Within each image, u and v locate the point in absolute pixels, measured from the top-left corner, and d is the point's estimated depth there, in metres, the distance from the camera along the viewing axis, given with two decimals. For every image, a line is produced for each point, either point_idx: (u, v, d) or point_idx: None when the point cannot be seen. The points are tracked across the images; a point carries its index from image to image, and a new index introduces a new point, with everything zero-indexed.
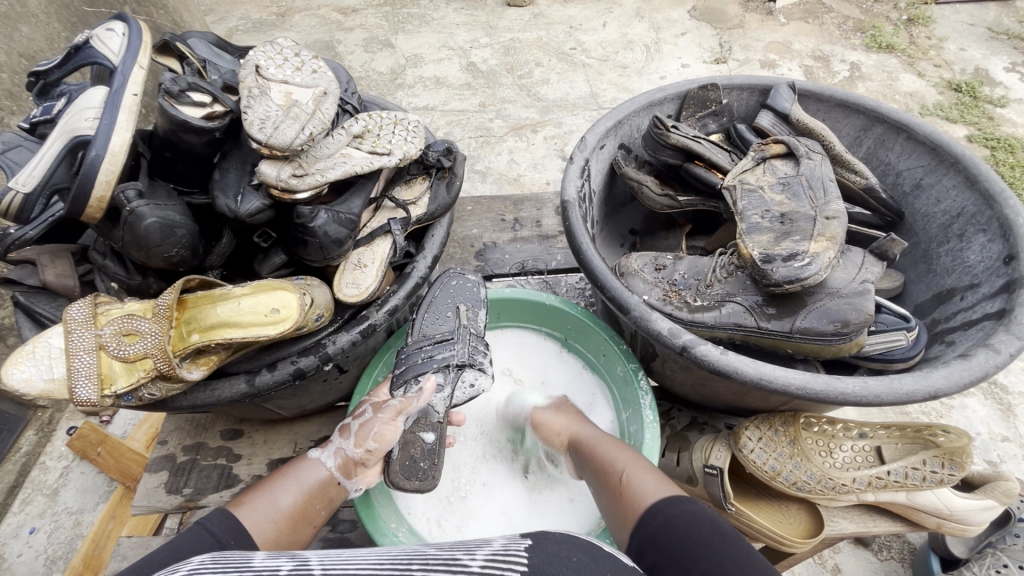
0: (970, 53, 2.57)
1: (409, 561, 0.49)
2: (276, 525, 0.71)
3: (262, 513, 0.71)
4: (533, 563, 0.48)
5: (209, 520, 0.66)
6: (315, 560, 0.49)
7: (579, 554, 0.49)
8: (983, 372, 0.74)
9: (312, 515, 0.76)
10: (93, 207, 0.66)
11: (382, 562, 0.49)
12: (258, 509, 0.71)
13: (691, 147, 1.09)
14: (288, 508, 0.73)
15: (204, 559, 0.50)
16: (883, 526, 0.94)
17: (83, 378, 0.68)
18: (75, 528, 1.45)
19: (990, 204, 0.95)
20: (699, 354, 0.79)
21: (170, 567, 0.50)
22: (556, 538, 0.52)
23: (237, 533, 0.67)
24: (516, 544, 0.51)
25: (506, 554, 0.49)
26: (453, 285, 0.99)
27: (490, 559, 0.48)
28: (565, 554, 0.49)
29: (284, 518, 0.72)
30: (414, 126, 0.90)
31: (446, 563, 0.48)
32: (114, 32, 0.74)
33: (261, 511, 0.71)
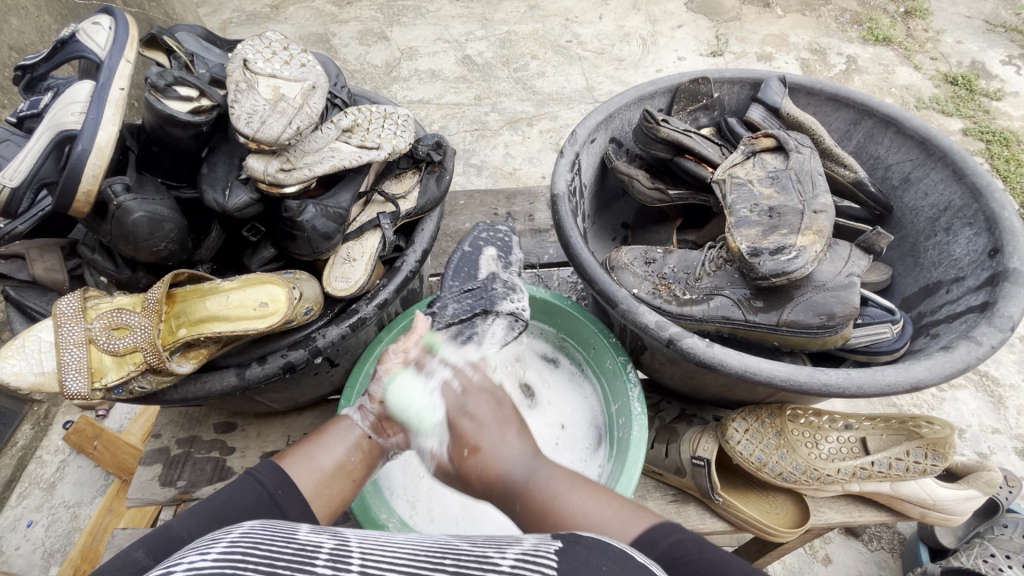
0: (967, 46, 2.57)
1: (441, 553, 0.45)
2: (316, 480, 0.68)
3: (304, 468, 0.69)
4: (564, 567, 0.43)
5: (258, 472, 0.66)
6: (355, 542, 0.45)
7: (609, 563, 0.45)
8: (965, 364, 0.75)
9: (354, 472, 0.72)
10: (81, 201, 0.66)
11: (413, 552, 0.45)
12: (303, 461, 0.69)
13: (681, 140, 1.09)
14: (329, 465, 0.70)
15: (254, 526, 0.47)
16: (869, 516, 0.95)
17: (74, 371, 0.68)
18: (73, 521, 1.46)
19: (976, 197, 0.96)
20: (685, 347, 0.79)
21: (222, 530, 0.47)
22: (586, 543, 0.47)
23: (281, 486, 0.66)
24: (547, 545, 0.46)
25: (535, 555, 0.45)
26: (485, 237, 0.96)
27: (521, 558, 0.44)
28: (595, 562, 0.45)
29: (327, 473, 0.70)
30: (403, 119, 0.90)
31: (476, 558, 0.44)
32: (101, 26, 0.74)
33: (302, 465, 0.69)
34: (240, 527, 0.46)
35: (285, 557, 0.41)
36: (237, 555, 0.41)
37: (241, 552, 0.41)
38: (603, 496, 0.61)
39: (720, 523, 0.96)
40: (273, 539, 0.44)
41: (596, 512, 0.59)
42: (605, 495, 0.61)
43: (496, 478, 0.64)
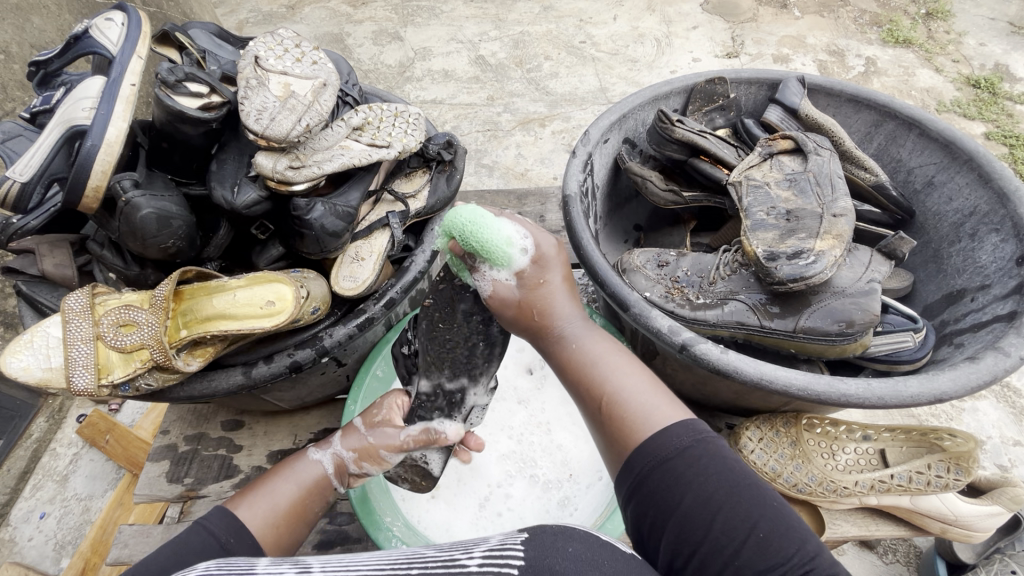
0: (990, 48, 2.50)
1: (407, 563, 0.42)
2: (273, 526, 0.64)
3: (257, 513, 0.64)
4: (531, 560, 0.40)
5: (209, 522, 0.60)
6: (316, 567, 0.43)
7: (577, 545, 0.43)
8: (992, 376, 0.72)
9: (309, 513, 0.69)
10: (90, 198, 0.66)
11: (377, 567, 0.42)
12: (257, 503, 0.65)
13: (696, 142, 1.07)
14: (285, 505, 0.66)
15: (208, 564, 0.44)
16: (886, 530, 0.92)
17: (80, 368, 0.68)
18: (84, 514, 1.47)
19: (1004, 203, 0.93)
20: (698, 353, 0.77)
21: None
22: (555, 530, 0.44)
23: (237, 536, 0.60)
24: (513, 539, 0.44)
25: (503, 550, 0.42)
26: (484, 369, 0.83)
27: (488, 556, 0.41)
28: (562, 547, 0.42)
29: (282, 518, 0.65)
30: (414, 118, 0.89)
31: (443, 562, 0.41)
32: (113, 22, 0.74)
33: (257, 507, 0.64)
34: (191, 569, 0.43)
35: None
36: None
37: None
38: (657, 388, 0.59)
39: None
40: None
41: (645, 400, 0.57)
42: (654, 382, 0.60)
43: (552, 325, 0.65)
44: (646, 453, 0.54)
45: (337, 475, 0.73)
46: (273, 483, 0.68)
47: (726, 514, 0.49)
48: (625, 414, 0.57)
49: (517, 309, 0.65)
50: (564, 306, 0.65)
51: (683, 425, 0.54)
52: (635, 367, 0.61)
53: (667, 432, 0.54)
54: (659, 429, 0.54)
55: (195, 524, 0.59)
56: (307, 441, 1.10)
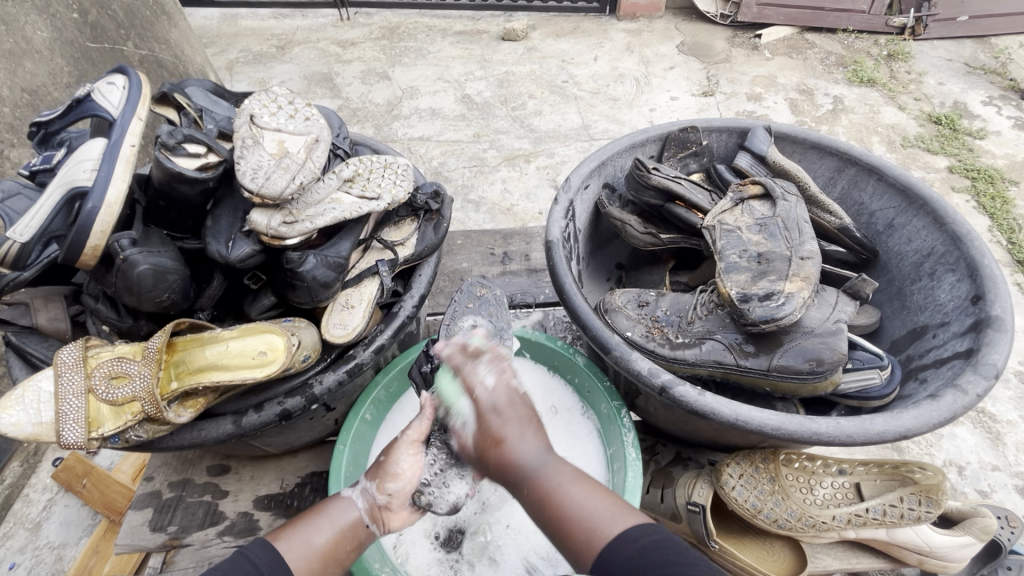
0: (947, 88, 2.66)
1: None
2: (311, 562, 0.65)
3: (297, 548, 0.66)
4: None
5: (249, 552, 0.63)
6: None
7: None
8: (952, 413, 0.77)
9: (344, 558, 0.69)
10: (88, 255, 0.68)
11: None
12: (297, 543, 0.66)
13: (671, 187, 1.13)
14: (321, 546, 0.67)
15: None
16: (867, 563, 0.95)
17: (71, 422, 0.69)
18: (58, 563, 1.43)
19: (957, 245, 0.99)
20: (677, 395, 0.81)
21: None
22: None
23: (276, 567, 0.63)
24: None
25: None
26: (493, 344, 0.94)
27: None
28: None
29: (321, 556, 0.67)
30: (403, 169, 0.93)
31: None
32: (115, 86, 0.78)
33: (297, 544, 0.66)
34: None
35: None
36: None
37: None
38: (599, 495, 0.66)
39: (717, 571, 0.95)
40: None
41: (593, 510, 0.64)
42: (603, 494, 0.66)
43: (513, 466, 0.70)
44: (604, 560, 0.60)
45: (369, 511, 0.74)
46: (308, 521, 0.70)
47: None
48: (586, 526, 0.63)
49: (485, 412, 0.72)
50: (525, 444, 0.71)
51: (637, 528, 0.62)
52: (582, 478, 0.69)
53: (619, 538, 0.61)
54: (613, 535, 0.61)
55: (238, 555, 0.62)
56: (294, 485, 1.10)
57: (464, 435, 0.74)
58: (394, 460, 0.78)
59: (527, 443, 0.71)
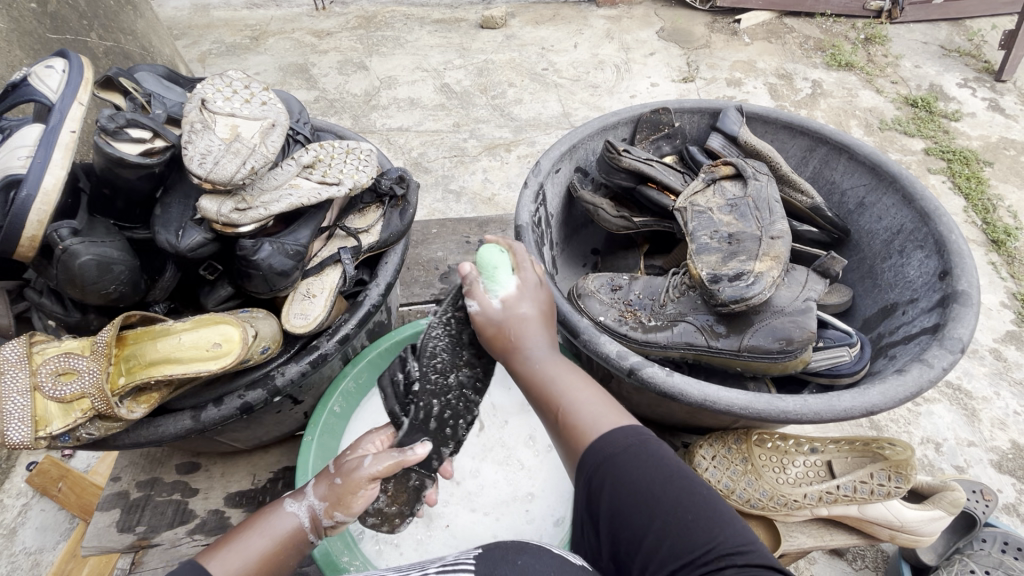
0: (924, 70, 2.68)
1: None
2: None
3: (230, 569, 0.58)
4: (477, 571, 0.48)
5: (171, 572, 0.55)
6: None
7: (526, 558, 0.49)
8: (917, 386, 0.77)
9: (281, 572, 0.63)
10: (25, 246, 0.65)
11: None
12: (231, 560, 0.59)
13: (642, 169, 1.11)
14: (256, 562, 0.61)
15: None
16: (841, 539, 0.95)
17: (15, 421, 0.66)
18: (33, 568, 1.39)
19: (925, 221, 0.99)
20: (646, 376, 0.80)
21: None
22: (503, 547, 0.51)
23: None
24: (466, 556, 0.51)
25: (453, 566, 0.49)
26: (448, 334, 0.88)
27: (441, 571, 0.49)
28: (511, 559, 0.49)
29: (256, 575, 0.60)
30: (366, 154, 0.91)
31: None
32: (54, 69, 0.74)
33: (232, 566, 0.59)
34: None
35: None
36: None
37: None
38: (589, 389, 0.64)
39: None
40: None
41: (585, 404, 0.62)
42: (604, 396, 0.63)
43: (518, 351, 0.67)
44: (596, 455, 0.56)
45: (314, 526, 0.67)
46: (244, 538, 0.62)
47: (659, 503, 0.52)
48: (577, 424, 0.60)
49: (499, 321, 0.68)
50: (532, 335, 0.67)
51: (628, 430, 0.58)
52: (586, 382, 0.65)
53: (610, 435, 0.57)
54: (604, 433, 0.58)
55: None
56: (266, 481, 1.08)
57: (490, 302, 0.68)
58: (354, 490, 0.68)
59: (534, 333, 0.68)
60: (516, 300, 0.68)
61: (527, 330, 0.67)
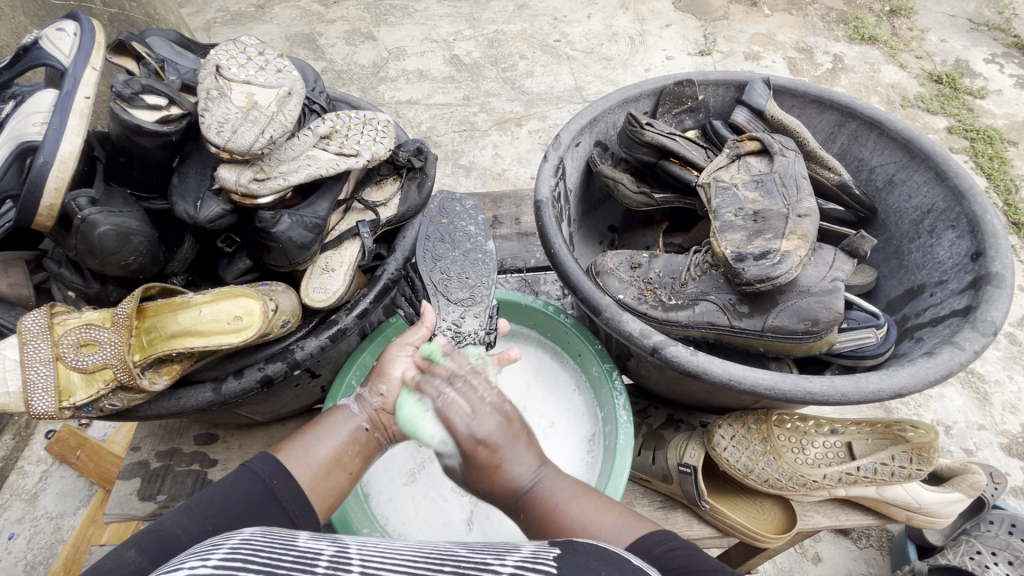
0: (950, 45, 2.58)
1: (441, 559, 0.44)
2: (316, 475, 0.66)
3: (299, 462, 0.65)
4: (563, 570, 0.43)
5: (255, 466, 0.63)
6: (354, 548, 0.44)
7: (608, 567, 0.44)
8: (948, 369, 0.75)
9: (352, 467, 0.69)
10: (44, 215, 0.64)
11: (410, 560, 0.44)
12: (299, 458, 0.66)
13: (666, 144, 1.08)
14: (322, 457, 0.67)
15: (253, 532, 0.45)
16: (856, 519, 0.95)
17: (40, 391, 0.66)
18: (56, 532, 1.43)
19: (959, 200, 0.96)
20: (669, 355, 0.79)
21: (219, 537, 0.45)
22: (588, 550, 0.46)
23: (281, 479, 0.63)
24: (545, 552, 0.45)
25: (535, 561, 0.44)
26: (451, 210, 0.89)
27: (521, 565, 0.43)
28: (593, 566, 0.44)
29: (324, 466, 0.67)
30: (383, 125, 0.88)
31: (476, 563, 0.43)
32: (65, 32, 0.71)
33: (305, 459, 0.66)
34: (237, 533, 0.45)
35: (285, 564, 0.40)
36: (236, 563, 0.40)
37: (240, 560, 0.40)
38: (607, 508, 0.59)
39: (707, 529, 0.95)
40: (271, 546, 0.43)
41: (599, 522, 0.58)
42: (612, 507, 0.59)
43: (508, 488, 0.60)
44: None
45: (370, 418, 0.72)
46: (309, 436, 0.69)
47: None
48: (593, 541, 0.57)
49: (471, 448, 0.57)
50: (516, 453, 0.60)
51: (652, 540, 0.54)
52: (580, 488, 0.62)
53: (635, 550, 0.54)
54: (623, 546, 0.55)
55: (242, 469, 0.62)
56: None
57: (459, 425, 0.58)
58: (386, 362, 0.73)
59: (521, 461, 0.60)
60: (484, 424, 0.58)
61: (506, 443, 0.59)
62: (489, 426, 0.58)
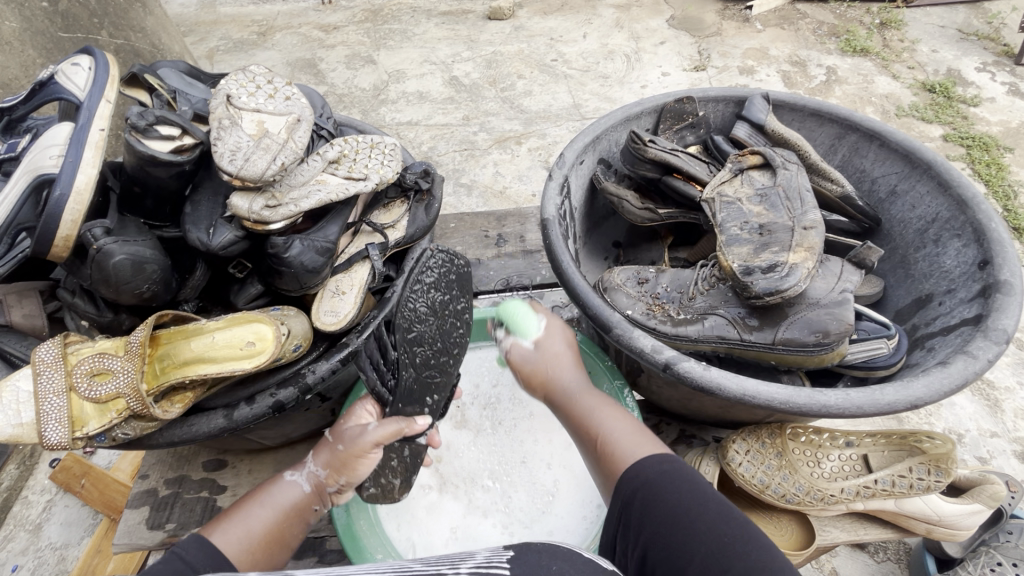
0: (942, 55, 2.62)
1: None
2: (253, 555, 0.63)
3: (233, 540, 0.63)
4: None
5: (188, 543, 0.59)
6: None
7: (560, 563, 0.46)
8: (962, 379, 0.75)
9: (291, 541, 0.68)
10: (60, 246, 0.65)
11: None
12: (232, 535, 0.63)
13: (669, 160, 1.09)
14: (261, 533, 0.65)
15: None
16: (874, 533, 0.94)
17: (53, 422, 0.66)
18: (59, 564, 1.40)
19: (963, 209, 0.96)
20: (682, 371, 0.78)
21: None
22: (538, 548, 0.47)
23: (214, 560, 0.59)
24: (499, 557, 0.46)
25: (490, 566, 0.44)
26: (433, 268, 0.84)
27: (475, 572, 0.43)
28: (547, 564, 0.45)
29: (263, 544, 0.65)
30: (391, 148, 0.89)
31: None
32: (80, 66, 0.73)
33: (243, 540, 0.63)
34: None
35: None
36: None
37: None
38: (627, 417, 0.67)
39: None
40: None
41: (620, 434, 0.65)
42: (628, 418, 0.67)
43: (552, 389, 0.73)
44: (629, 486, 0.59)
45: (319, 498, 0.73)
46: (247, 512, 0.67)
47: (697, 539, 0.52)
48: (612, 450, 0.64)
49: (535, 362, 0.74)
50: (563, 369, 0.73)
51: (654, 457, 0.60)
52: (621, 413, 0.68)
53: (643, 461, 0.60)
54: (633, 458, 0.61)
55: (171, 553, 0.55)
56: None
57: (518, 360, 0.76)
58: (358, 460, 0.73)
59: (565, 368, 0.73)
60: (547, 341, 0.76)
61: (552, 363, 0.74)
62: (556, 346, 0.75)
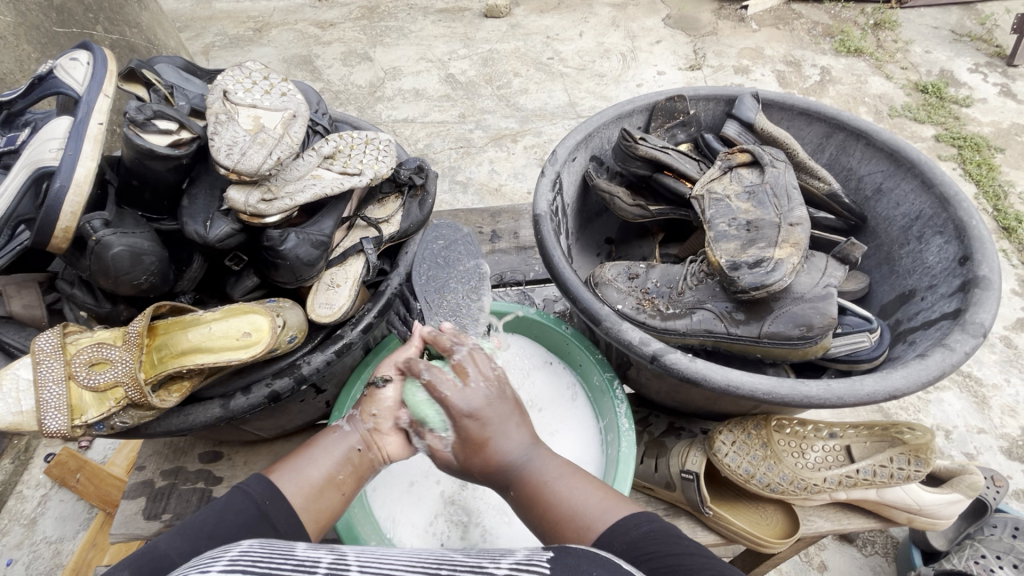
0: (934, 56, 2.65)
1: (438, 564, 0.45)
2: (306, 493, 0.67)
3: (292, 481, 0.67)
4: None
5: (249, 488, 0.64)
6: (354, 556, 0.45)
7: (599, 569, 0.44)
8: (940, 370, 0.77)
9: (345, 483, 0.71)
10: (59, 238, 0.66)
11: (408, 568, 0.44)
12: (292, 477, 0.67)
13: (659, 157, 1.11)
14: (316, 476, 0.69)
15: (253, 542, 0.46)
16: (858, 523, 0.96)
17: (52, 410, 0.67)
18: (56, 557, 1.42)
19: (945, 206, 0.99)
20: (668, 362, 0.80)
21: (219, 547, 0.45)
22: (578, 554, 0.46)
23: (274, 498, 0.64)
24: (538, 556, 0.45)
25: (529, 565, 0.44)
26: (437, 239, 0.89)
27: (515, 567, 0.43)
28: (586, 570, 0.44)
29: (317, 484, 0.68)
30: (385, 144, 0.91)
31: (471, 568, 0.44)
32: (79, 61, 0.74)
33: (298, 481, 0.67)
34: (239, 543, 0.46)
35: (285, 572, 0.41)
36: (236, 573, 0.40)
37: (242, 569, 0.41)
38: (591, 484, 0.63)
39: (711, 536, 0.96)
40: (271, 555, 0.43)
41: (584, 501, 0.60)
42: (591, 484, 0.63)
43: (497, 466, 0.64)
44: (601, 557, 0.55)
45: (362, 438, 0.74)
46: (303, 456, 0.71)
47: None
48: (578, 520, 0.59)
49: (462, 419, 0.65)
50: (508, 431, 0.65)
51: (638, 518, 0.56)
52: (571, 469, 0.65)
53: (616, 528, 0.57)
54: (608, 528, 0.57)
55: (235, 491, 0.63)
56: None
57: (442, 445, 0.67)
58: (378, 386, 0.76)
59: (509, 433, 0.65)
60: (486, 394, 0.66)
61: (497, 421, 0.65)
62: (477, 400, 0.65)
